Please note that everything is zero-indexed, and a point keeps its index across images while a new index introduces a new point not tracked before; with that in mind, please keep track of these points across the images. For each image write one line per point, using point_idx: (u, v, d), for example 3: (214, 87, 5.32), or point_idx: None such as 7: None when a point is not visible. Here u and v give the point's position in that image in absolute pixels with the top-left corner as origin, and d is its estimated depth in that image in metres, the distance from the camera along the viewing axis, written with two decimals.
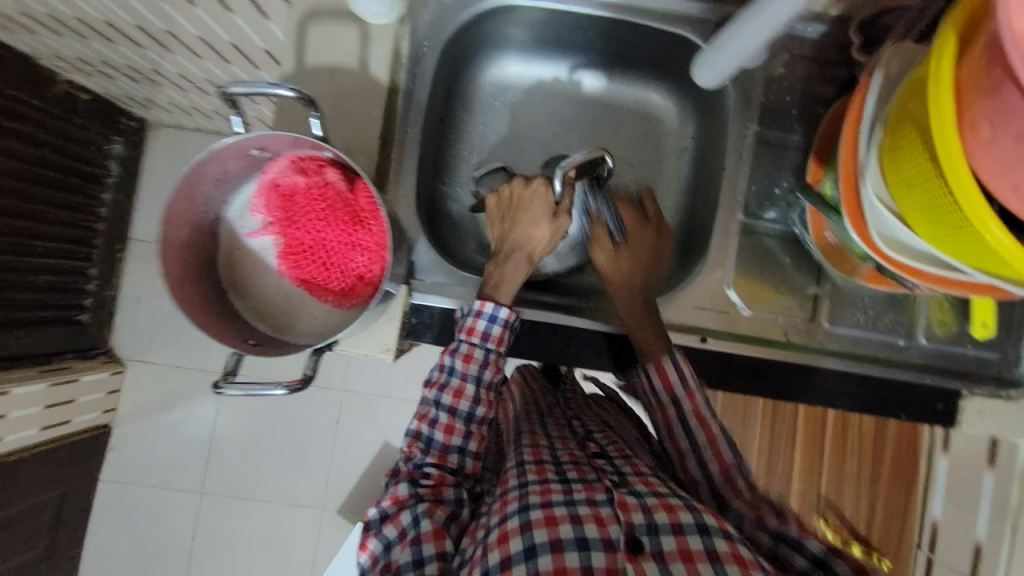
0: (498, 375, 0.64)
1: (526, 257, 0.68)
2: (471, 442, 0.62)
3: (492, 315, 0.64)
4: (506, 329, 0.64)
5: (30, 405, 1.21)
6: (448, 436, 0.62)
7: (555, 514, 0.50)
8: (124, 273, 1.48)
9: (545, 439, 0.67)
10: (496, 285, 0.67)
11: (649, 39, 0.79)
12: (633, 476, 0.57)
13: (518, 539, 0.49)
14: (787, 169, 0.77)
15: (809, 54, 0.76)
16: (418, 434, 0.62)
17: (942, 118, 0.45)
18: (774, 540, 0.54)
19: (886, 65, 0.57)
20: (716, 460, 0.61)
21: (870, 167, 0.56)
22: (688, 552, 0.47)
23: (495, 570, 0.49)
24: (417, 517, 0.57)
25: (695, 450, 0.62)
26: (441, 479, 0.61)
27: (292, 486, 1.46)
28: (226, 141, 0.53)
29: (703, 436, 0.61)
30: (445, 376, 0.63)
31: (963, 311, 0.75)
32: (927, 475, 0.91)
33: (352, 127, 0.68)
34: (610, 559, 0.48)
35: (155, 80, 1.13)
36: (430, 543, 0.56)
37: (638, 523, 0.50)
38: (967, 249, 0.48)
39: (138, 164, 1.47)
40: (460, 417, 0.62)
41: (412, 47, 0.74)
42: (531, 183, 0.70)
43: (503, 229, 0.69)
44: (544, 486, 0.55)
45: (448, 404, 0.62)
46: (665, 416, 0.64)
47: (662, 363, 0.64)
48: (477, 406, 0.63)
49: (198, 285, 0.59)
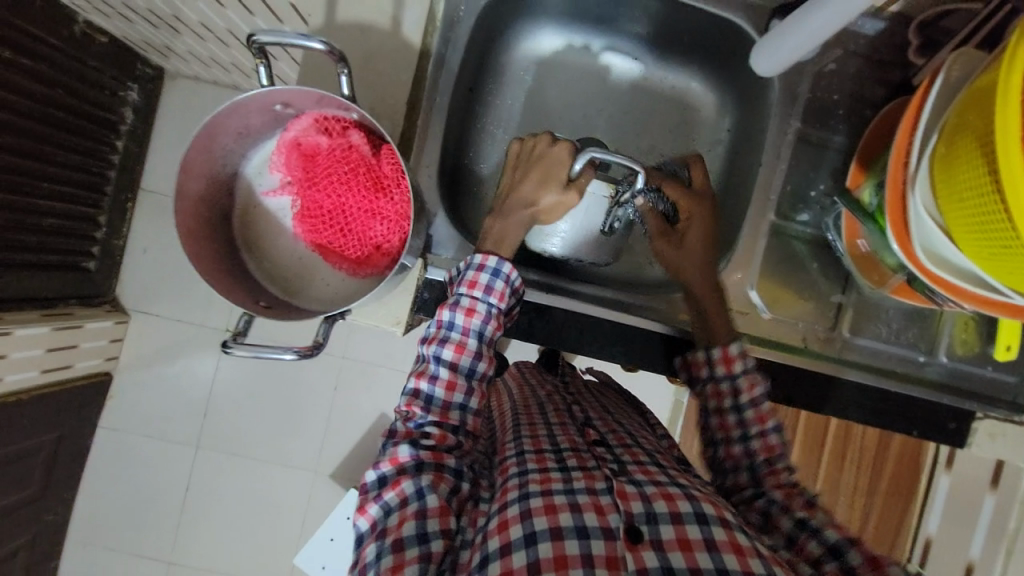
0: (499, 331, 0.63)
1: (526, 221, 0.65)
2: (473, 398, 0.62)
3: (495, 269, 0.63)
4: (508, 284, 0.63)
5: (32, 346, 1.21)
6: (449, 393, 0.60)
7: (555, 503, 0.49)
8: (133, 222, 1.47)
9: (544, 427, 0.66)
10: (497, 239, 0.65)
11: (693, 22, 0.75)
12: (632, 464, 0.57)
13: (518, 527, 0.49)
14: (824, 172, 0.74)
15: (863, 51, 0.72)
16: (417, 392, 0.61)
17: (1005, 128, 0.42)
18: (793, 525, 0.52)
19: (947, 69, 0.55)
20: (763, 446, 0.59)
21: (919, 176, 0.54)
22: (686, 541, 0.47)
23: (494, 556, 0.48)
24: (421, 489, 0.55)
25: (742, 438, 0.60)
26: (441, 439, 0.59)
27: (288, 448, 1.48)
28: (250, 94, 0.51)
29: (752, 415, 0.60)
30: (445, 331, 0.62)
31: (987, 332, 0.73)
32: (926, 490, 0.91)
33: (380, 90, 0.65)
34: (610, 547, 0.47)
35: (175, 27, 1.10)
36: (435, 518, 0.54)
37: (638, 512, 0.49)
38: (1013, 269, 0.46)
39: (151, 113, 1.45)
40: (462, 373, 0.61)
41: (447, 10, 0.70)
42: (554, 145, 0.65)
43: (511, 182, 0.67)
44: (543, 475, 0.54)
45: (449, 358, 0.61)
46: (718, 399, 0.62)
47: (729, 346, 0.63)
48: (479, 361, 0.61)
49: (212, 241, 0.57)
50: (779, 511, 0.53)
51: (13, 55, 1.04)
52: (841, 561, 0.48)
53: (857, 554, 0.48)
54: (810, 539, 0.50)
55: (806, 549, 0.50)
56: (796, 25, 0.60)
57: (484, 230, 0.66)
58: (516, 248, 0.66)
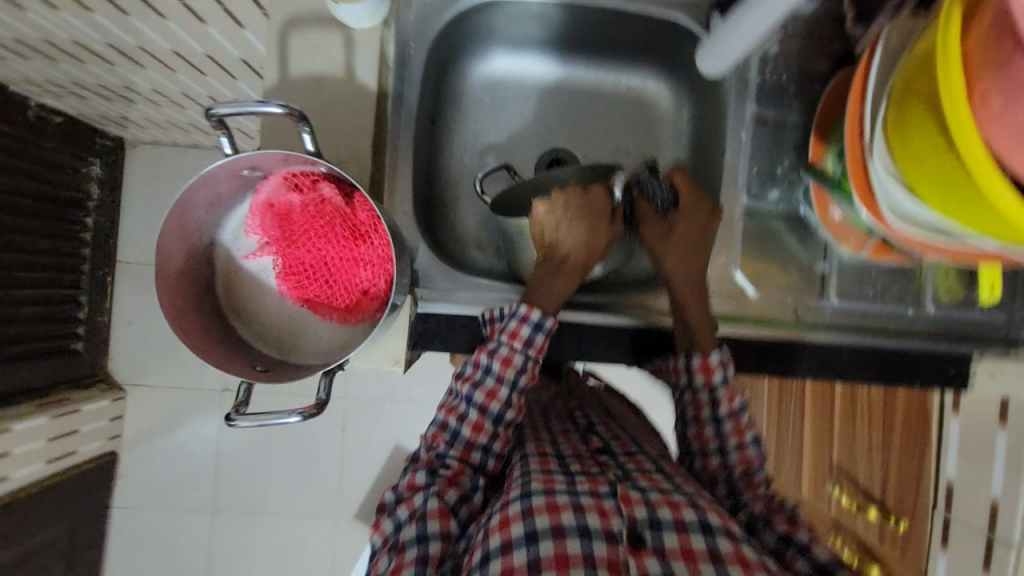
0: (532, 381, 0.63)
1: (579, 267, 0.67)
2: (496, 442, 0.62)
3: (538, 322, 0.62)
4: (547, 337, 0.63)
5: (33, 439, 1.20)
6: (475, 433, 0.61)
7: (557, 502, 0.51)
8: (114, 297, 1.45)
9: (548, 433, 0.68)
10: (542, 293, 0.65)
11: (636, 23, 0.77)
12: (636, 472, 0.58)
13: (518, 525, 0.49)
14: (788, 148, 0.75)
15: (802, 28, 0.74)
16: (444, 424, 0.62)
17: (952, 91, 0.44)
18: (778, 540, 0.57)
19: (884, 39, 0.57)
20: (740, 461, 0.65)
21: (876, 148, 0.55)
22: (690, 550, 0.47)
23: (495, 554, 0.48)
24: (427, 497, 0.57)
25: (722, 450, 0.65)
26: (460, 470, 0.60)
27: (306, 497, 1.46)
28: (215, 165, 0.51)
29: (730, 428, 0.65)
30: (480, 373, 0.62)
31: (968, 277, 0.75)
32: (940, 440, 0.84)
33: (342, 137, 0.66)
34: (612, 551, 0.47)
35: (127, 96, 1.12)
36: (435, 520, 0.55)
37: (641, 518, 0.50)
38: (980, 217, 0.48)
39: (116, 184, 1.44)
40: (490, 416, 0.61)
41: (398, 49, 0.71)
42: (588, 189, 0.67)
43: (557, 234, 0.66)
44: (546, 477, 0.55)
45: (479, 401, 0.61)
46: (698, 409, 0.66)
47: (708, 356, 0.65)
48: (508, 409, 0.62)
49: (198, 313, 0.57)
50: (763, 526, 0.58)
51: None
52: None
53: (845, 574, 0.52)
54: (799, 558, 0.55)
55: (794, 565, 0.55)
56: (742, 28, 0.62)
57: (528, 286, 0.66)
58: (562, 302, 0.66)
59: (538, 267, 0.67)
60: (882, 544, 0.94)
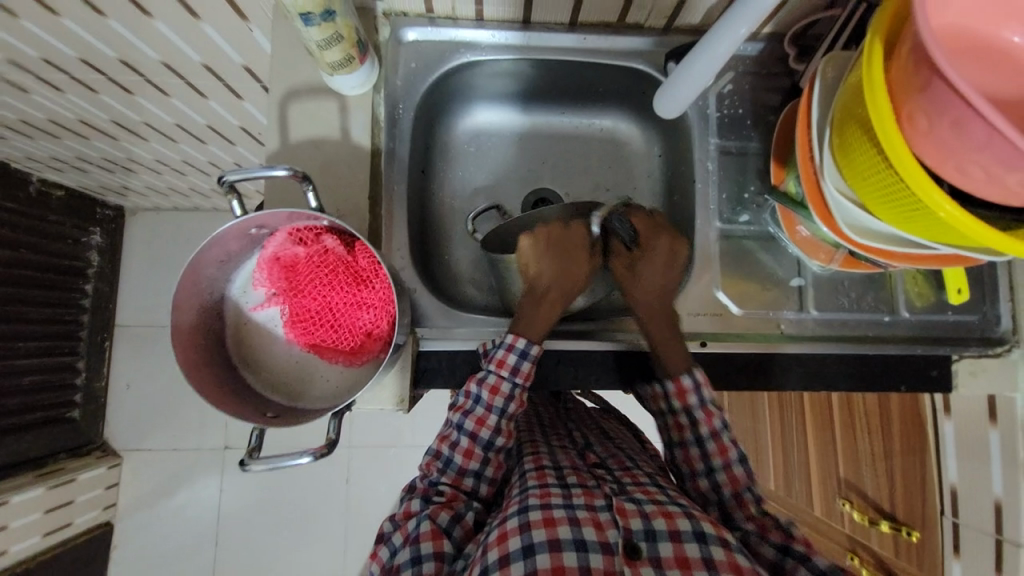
0: (521, 408, 0.65)
1: (562, 298, 0.70)
2: (488, 468, 0.65)
3: (523, 350, 0.65)
4: (534, 364, 0.66)
5: (28, 512, 1.18)
6: (466, 460, 0.64)
7: (554, 516, 0.52)
8: (114, 361, 1.47)
9: (546, 447, 0.71)
10: (528, 322, 0.68)
11: (603, 73, 0.84)
12: (632, 485, 0.60)
13: (517, 538, 0.51)
14: (752, 175, 0.81)
15: (751, 69, 0.83)
16: (438, 453, 0.65)
17: (882, 116, 0.49)
18: (780, 552, 0.57)
19: (823, 72, 0.63)
20: (729, 478, 0.65)
21: (827, 166, 0.61)
22: (685, 560, 0.49)
23: (493, 567, 0.49)
24: (420, 520, 0.59)
25: (708, 470, 0.66)
26: (453, 496, 0.62)
27: (311, 554, 1.42)
28: (226, 226, 0.56)
29: (714, 448, 0.66)
30: (471, 403, 0.65)
31: (935, 281, 0.80)
32: (936, 441, 0.84)
33: (341, 192, 0.71)
34: (607, 561, 0.49)
35: (130, 167, 1.18)
36: (427, 542, 0.56)
37: (637, 529, 0.52)
38: (925, 225, 0.53)
39: (117, 251, 1.48)
40: (481, 443, 0.64)
41: (388, 111, 0.78)
42: (572, 226, 0.72)
43: (540, 267, 0.70)
44: (543, 490, 0.57)
45: (470, 429, 0.64)
46: (681, 432, 0.67)
47: (680, 380, 0.67)
48: (497, 435, 0.64)
49: (210, 365, 0.60)
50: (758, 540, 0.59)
51: None
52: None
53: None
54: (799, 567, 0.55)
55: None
56: (681, 73, 0.69)
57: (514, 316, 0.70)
58: (548, 330, 0.69)
59: (522, 297, 0.70)
60: (901, 559, 0.90)
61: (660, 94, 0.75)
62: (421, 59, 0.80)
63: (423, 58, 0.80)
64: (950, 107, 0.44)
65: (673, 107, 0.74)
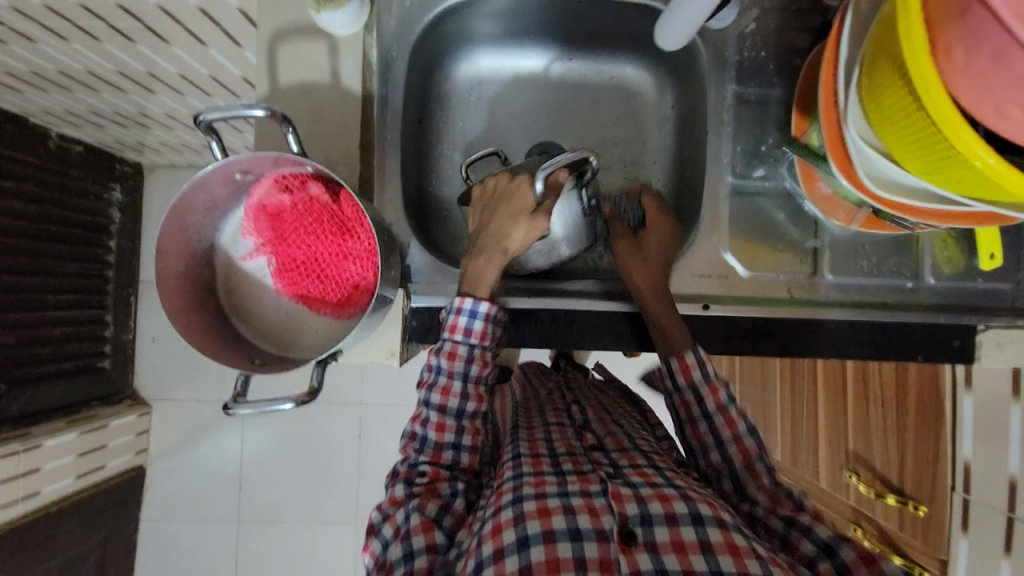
0: (485, 369, 0.65)
1: (499, 252, 0.67)
2: (464, 436, 0.64)
3: (472, 310, 0.64)
4: (490, 323, 0.65)
5: (61, 454, 1.25)
6: (440, 434, 0.63)
7: (548, 506, 0.52)
8: (138, 316, 1.52)
9: (542, 430, 0.69)
10: (472, 279, 0.67)
11: (613, 11, 0.78)
12: (629, 468, 0.59)
13: (510, 531, 0.50)
14: (771, 125, 0.75)
15: (779, 5, 0.75)
16: (413, 434, 0.65)
17: (914, 50, 0.44)
18: (784, 525, 0.54)
19: (855, 3, 0.56)
20: (727, 422, 0.62)
21: (851, 111, 0.55)
22: (681, 543, 0.48)
23: (488, 561, 0.49)
24: (408, 513, 0.58)
25: (705, 415, 0.63)
26: (435, 475, 0.62)
27: (325, 504, 1.49)
28: (208, 169, 0.54)
29: (705, 390, 0.63)
30: (434, 375, 0.65)
31: (968, 245, 0.74)
32: (953, 416, 0.80)
33: (331, 140, 0.68)
34: (603, 549, 0.48)
35: (142, 123, 1.18)
36: (419, 535, 0.56)
37: (632, 514, 0.51)
38: (961, 178, 0.47)
39: (137, 208, 1.51)
40: (450, 413, 0.64)
41: (382, 55, 0.74)
42: (515, 179, 0.66)
43: (480, 221, 0.68)
44: (538, 478, 0.56)
45: (436, 402, 0.64)
46: (687, 409, 0.64)
47: (685, 357, 0.64)
48: (466, 401, 0.64)
49: (200, 312, 0.60)
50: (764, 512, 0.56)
51: None
52: (833, 559, 0.51)
53: (847, 549, 0.50)
54: (804, 539, 0.53)
55: (800, 549, 0.52)
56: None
57: (461, 272, 0.69)
58: (493, 286, 0.67)
59: (466, 251, 0.69)
60: (902, 531, 0.89)
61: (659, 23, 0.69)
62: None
63: None
64: (988, 35, 0.38)
65: (677, 40, 0.69)
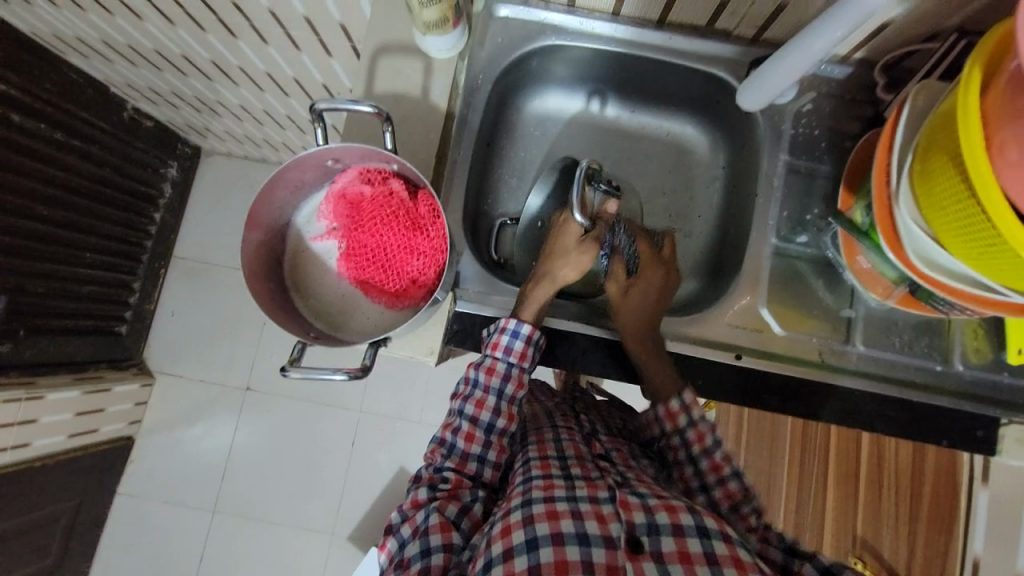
0: (520, 390, 0.66)
1: (548, 275, 0.71)
2: (490, 451, 0.65)
3: (514, 330, 0.67)
4: (531, 346, 0.67)
5: (59, 410, 1.25)
6: (468, 444, 0.64)
7: (557, 509, 0.52)
8: (164, 288, 1.56)
9: (551, 431, 0.70)
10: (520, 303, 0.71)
11: (682, 75, 0.85)
12: (636, 480, 0.59)
13: (520, 532, 0.51)
14: (817, 197, 0.80)
15: (835, 92, 0.81)
16: (442, 441, 0.66)
17: (971, 144, 0.48)
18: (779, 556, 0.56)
19: (913, 99, 0.62)
20: (710, 465, 0.63)
21: (903, 194, 0.59)
22: (687, 554, 0.48)
23: (497, 560, 0.50)
24: (428, 513, 0.59)
25: (691, 459, 0.65)
26: (458, 483, 0.63)
27: (306, 506, 1.46)
28: (308, 151, 0.60)
29: (707, 464, 0.64)
30: (469, 388, 0.67)
31: (997, 338, 0.75)
32: (967, 512, 0.83)
33: (411, 147, 0.75)
34: (611, 556, 0.49)
35: (215, 109, 1.27)
36: (437, 534, 0.57)
37: (639, 523, 0.50)
38: (999, 268, 0.51)
39: (188, 186, 1.58)
40: (481, 427, 0.65)
41: (468, 80, 0.81)
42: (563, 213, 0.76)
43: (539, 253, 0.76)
44: (547, 481, 0.56)
45: (470, 413, 0.65)
46: (675, 452, 0.66)
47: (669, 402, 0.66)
48: (497, 417, 0.65)
49: (266, 282, 0.64)
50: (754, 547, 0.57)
51: (66, 137, 1.17)
52: None
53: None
54: (805, 565, 0.54)
55: (797, 575, 0.54)
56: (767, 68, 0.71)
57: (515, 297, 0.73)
58: (538, 310, 0.70)
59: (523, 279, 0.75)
60: None
61: (743, 87, 0.76)
62: (508, 36, 0.82)
63: (510, 35, 0.82)
64: None
65: (758, 105, 0.75)
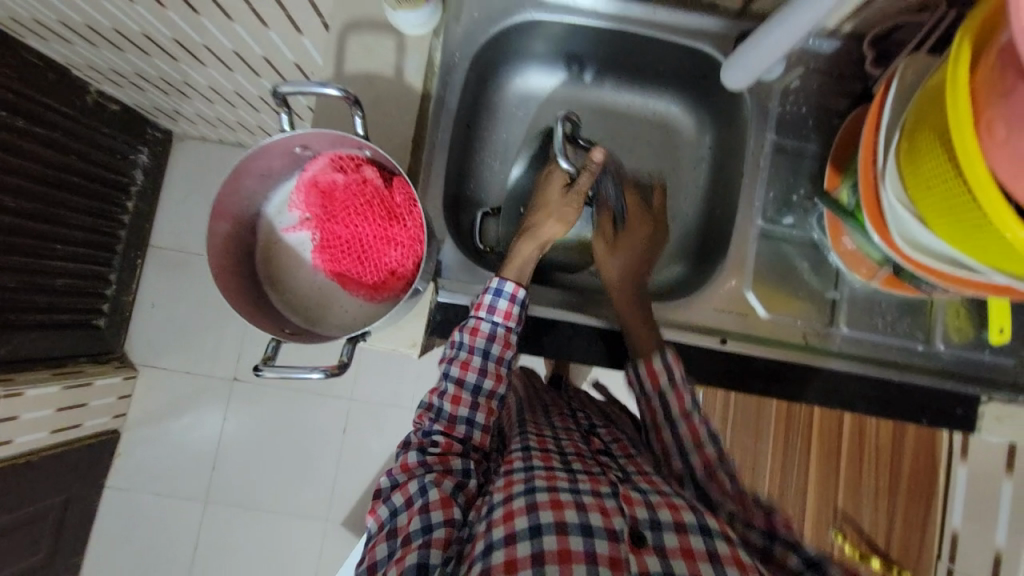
0: (507, 349, 0.65)
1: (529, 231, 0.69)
2: (478, 413, 0.64)
3: (497, 289, 0.66)
4: (513, 304, 0.65)
5: (39, 407, 1.21)
6: (455, 406, 0.63)
7: (561, 499, 0.52)
8: (142, 279, 1.52)
9: (550, 430, 0.68)
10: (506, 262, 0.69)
11: (667, 51, 0.82)
12: (637, 475, 0.59)
13: (523, 518, 0.50)
14: (804, 177, 0.79)
15: (822, 68, 0.79)
16: (429, 406, 0.65)
17: (960, 120, 0.46)
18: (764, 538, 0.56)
19: (901, 74, 0.60)
20: (689, 430, 0.63)
21: (890, 174, 0.58)
22: (690, 551, 0.49)
23: (499, 544, 0.49)
24: (424, 486, 0.58)
25: (681, 450, 0.63)
26: (448, 447, 0.62)
27: (299, 494, 1.46)
28: (273, 137, 0.56)
29: (684, 428, 0.63)
30: (455, 351, 0.66)
31: (979, 318, 0.76)
32: (945, 487, 0.86)
33: (386, 131, 0.71)
34: (614, 548, 0.49)
35: (184, 91, 1.20)
36: (437, 510, 0.56)
37: (642, 518, 0.51)
38: (985, 248, 0.50)
39: (161, 173, 1.52)
40: (467, 388, 0.64)
41: (445, 58, 0.77)
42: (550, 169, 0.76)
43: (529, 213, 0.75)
44: (549, 473, 0.56)
45: (455, 374, 0.64)
46: (653, 414, 0.65)
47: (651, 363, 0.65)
48: (483, 378, 0.64)
49: (237, 276, 0.61)
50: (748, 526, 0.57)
51: (26, 124, 1.11)
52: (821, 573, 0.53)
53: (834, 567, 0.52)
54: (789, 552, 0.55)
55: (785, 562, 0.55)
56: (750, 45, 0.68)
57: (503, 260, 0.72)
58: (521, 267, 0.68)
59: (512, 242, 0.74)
60: None
61: (727, 63, 0.73)
62: (485, 10, 0.78)
63: (487, 10, 0.78)
64: None
65: (743, 83, 0.74)
